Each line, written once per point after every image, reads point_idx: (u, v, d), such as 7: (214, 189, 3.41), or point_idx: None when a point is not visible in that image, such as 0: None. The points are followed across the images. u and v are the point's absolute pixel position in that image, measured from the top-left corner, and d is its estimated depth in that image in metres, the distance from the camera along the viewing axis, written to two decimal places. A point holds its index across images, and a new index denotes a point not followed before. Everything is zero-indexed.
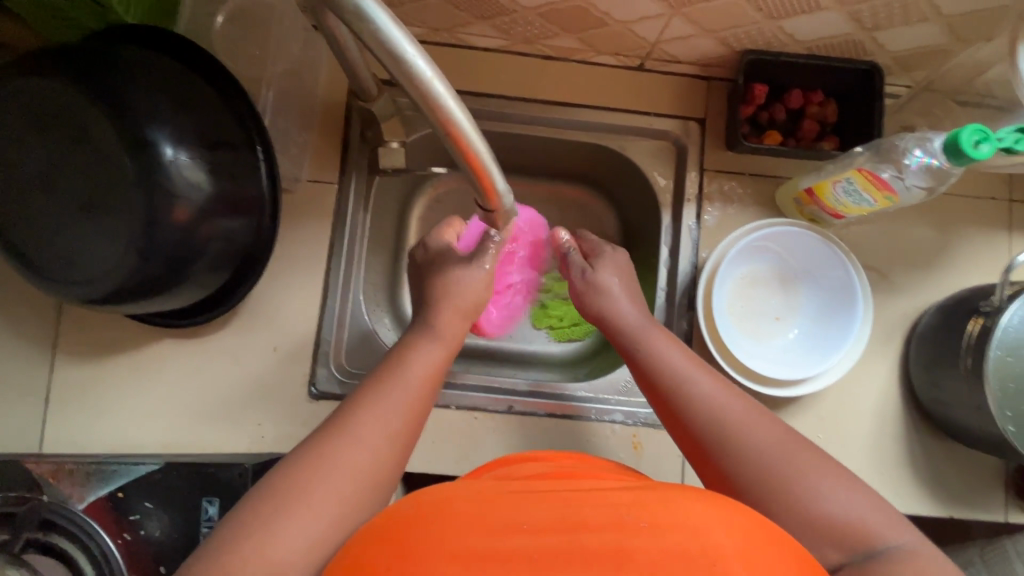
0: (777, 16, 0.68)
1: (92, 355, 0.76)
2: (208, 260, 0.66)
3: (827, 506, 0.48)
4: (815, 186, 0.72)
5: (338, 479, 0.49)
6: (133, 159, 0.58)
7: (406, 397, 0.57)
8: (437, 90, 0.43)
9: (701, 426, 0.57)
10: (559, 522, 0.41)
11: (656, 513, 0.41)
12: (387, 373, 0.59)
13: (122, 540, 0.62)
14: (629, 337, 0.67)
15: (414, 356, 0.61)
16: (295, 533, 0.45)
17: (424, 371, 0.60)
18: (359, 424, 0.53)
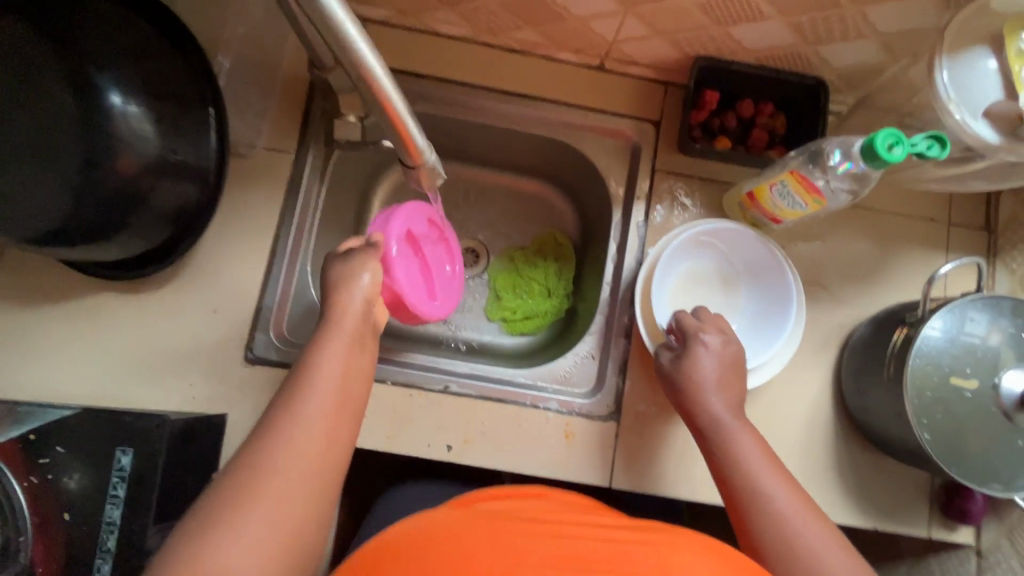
0: (725, 22, 0.71)
1: (30, 301, 0.76)
2: (148, 212, 0.67)
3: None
4: (755, 189, 0.74)
5: (284, 488, 0.50)
6: (78, 101, 0.59)
7: (327, 396, 0.58)
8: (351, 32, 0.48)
9: (738, 491, 0.60)
10: (561, 558, 0.44)
11: (661, 552, 0.45)
12: (304, 373, 0.59)
13: (29, 483, 0.61)
14: (690, 395, 0.68)
15: (327, 352, 0.61)
16: (241, 546, 0.46)
17: (341, 362, 0.61)
18: (287, 433, 0.53)
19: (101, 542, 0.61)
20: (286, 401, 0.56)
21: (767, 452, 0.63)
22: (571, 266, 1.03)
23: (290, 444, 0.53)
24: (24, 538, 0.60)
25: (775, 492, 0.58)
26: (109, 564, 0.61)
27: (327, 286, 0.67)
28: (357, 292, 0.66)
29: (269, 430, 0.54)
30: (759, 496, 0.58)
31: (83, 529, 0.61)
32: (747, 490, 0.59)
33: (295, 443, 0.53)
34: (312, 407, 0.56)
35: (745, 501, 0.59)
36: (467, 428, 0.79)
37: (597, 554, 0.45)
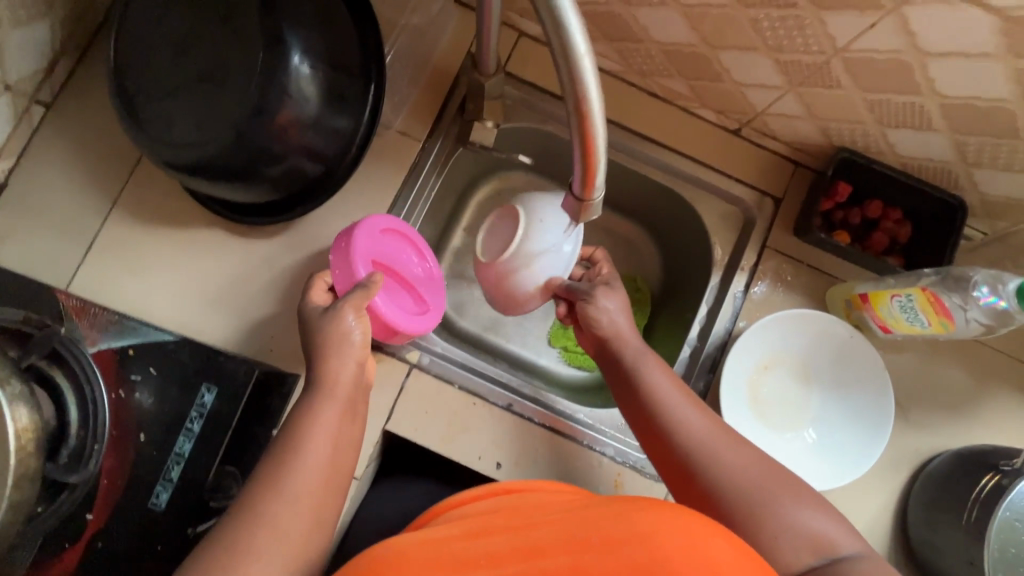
0: (887, 123, 0.70)
1: (146, 220, 0.78)
2: (288, 168, 0.69)
3: (799, 528, 0.52)
4: (872, 293, 0.72)
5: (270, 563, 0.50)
6: (265, 54, 0.62)
7: (316, 469, 0.55)
8: (579, 49, 0.40)
9: (684, 457, 0.59)
10: (516, 554, 0.50)
11: (606, 530, 0.49)
12: (291, 443, 0.56)
13: (116, 395, 0.63)
14: (627, 361, 0.67)
15: (315, 418, 0.58)
16: None
17: (330, 425, 0.58)
18: (269, 514, 0.52)
19: (166, 470, 0.63)
20: (271, 472, 0.54)
21: (702, 407, 0.63)
22: (646, 312, 0.96)
23: (274, 528, 0.51)
24: (99, 447, 0.61)
25: (727, 450, 0.58)
26: (167, 494, 0.63)
27: (315, 344, 0.62)
28: (337, 351, 0.61)
29: (252, 513, 0.52)
30: (721, 462, 0.57)
31: (152, 453, 0.63)
32: (708, 459, 0.58)
33: (278, 519, 0.52)
34: (308, 474, 0.55)
35: (700, 467, 0.58)
36: (520, 451, 0.79)
37: (552, 541, 0.50)
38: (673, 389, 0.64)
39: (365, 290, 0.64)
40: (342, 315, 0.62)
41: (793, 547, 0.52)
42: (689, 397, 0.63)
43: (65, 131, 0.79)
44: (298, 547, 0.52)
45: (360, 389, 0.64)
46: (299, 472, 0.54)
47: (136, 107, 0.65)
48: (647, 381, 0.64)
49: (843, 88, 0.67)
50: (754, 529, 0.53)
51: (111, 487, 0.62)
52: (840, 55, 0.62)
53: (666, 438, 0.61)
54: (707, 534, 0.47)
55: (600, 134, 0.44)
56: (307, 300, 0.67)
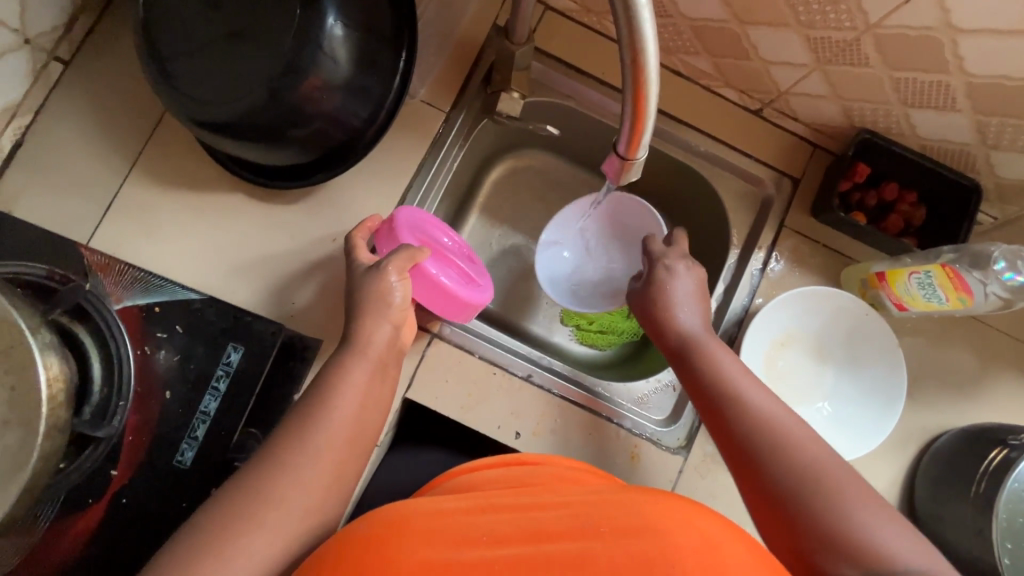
0: (911, 103, 0.71)
1: (167, 182, 0.77)
2: (315, 132, 0.69)
3: (856, 532, 0.50)
4: (889, 272, 0.74)
5: (293, 507, 0.52)
6: (301, 12, 0.61)
7: (342, 428, 0.57)
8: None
9: (743, 442, 0.60)
10: (521, 535, 0.50)
11: (616, 520, 0.49)
12: (315, 400, 0.58)
13: (140, 352, 0.63)
14: (692, 348, 0.68)
15: (350, 381, 0.59)
16: (256, 549, 0.49)
17: (360, 385, 0.60)
18: (290, 466, 0.53)
19: (191, 429, 0.63)
20: (301, 422, 0.56)
21: (772, 401, 0.62)
22: None
23: (298, 477, 0.53)
24: (124, 404, 0.61)
25: (794, 437, 0.58)
26: (193, 452, 0.62)
27: (355, 302, 0.64)
28: (376, 311, 0.63)
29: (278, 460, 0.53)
30: (782, 454, 0.57)
31: (178, 411, 0.63)
32: (766, 450, 0.58)
33: (301, 470, 0.53)
34: (336, 432, 0.56)
35: (762, 447, 0.58)
36: (539, 421, 0.79)
37: (557, 526, 0.50)
38: (744, 372, 0.64)
39: (407, 253, 0.66)
40: (385, 272, 0.64)
41: (849, 542, 0.50)
42: (761, 384, 0.64)
43: (85, 89, 0.77)
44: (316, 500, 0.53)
45: (393, 356, 0.65)
46: (325, 429, 0.55)
47: (166, 62, 0.64)
48: (713, 369, 0.66)
49: (871, 66, 0.68)
50: (806, 513, 0.53)
51: (136, 444, 0.61)
52: (872, 31, 0.63)
53: (730, 416, 0.62)
54: (722, 541, 0.48)
55: (654, 95, 0.44)
56: (352, 259, 0.69)
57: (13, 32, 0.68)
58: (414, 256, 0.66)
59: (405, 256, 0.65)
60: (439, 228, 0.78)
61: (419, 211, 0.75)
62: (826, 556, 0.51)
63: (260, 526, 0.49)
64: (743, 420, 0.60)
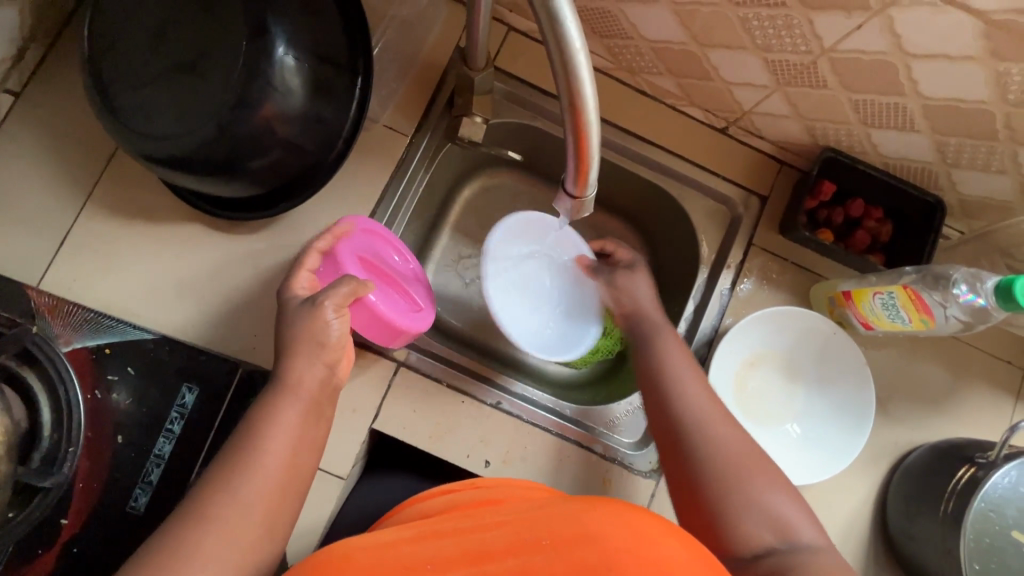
0: (871, 123, 0.71)
1: (123, 215, 0.76)
2: (269, 163, 0.67)
3: (764, 506, 0.57)
4: (854, 291, 0.74)
5: (224, 557, 0.49)
6: (247, 44, 0.60)
7: (273, 471, 0.54)
8: (573, 43, 0.39)
9: (678, 418, 0.64)
10: (461, 558, 0.49)
11: (553, 531, 0.49)
12: (248, 442, 0.55)
13: (91, 396, 0.61)
14: (647, 331, 0.73)
15: (278, 424, 0.56)
16: None
17: (292, 427, 0.57)
18: (220, 516, 0.50)
19: (144, 473, 0.61)
20: (222, 479, 0.52)
21: (707, 388, 0.67)
22: None
23: (221, 536, 0.49)
24: (74, 450, 0.59)
25: (719, 425, 0.63)
26: (146, 497, 0.61)
27: (288, 336, 0.61)
28: (302, 352, 0.60)
29: (202, 516, 0.50)
30: (709, 432, 0.62)
31: (131, 455, 0.61)
32: (697, 426, 0.63)
33: (219, 529, 0.49)
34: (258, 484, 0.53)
35: (688, 433, 0.63)
36: (509, 448, 0.78)
37: (499, 544, 0.50)
38: (684, 366, 0.69)
39: (350, 287, 0.62)
40: (322, 308, 0.61)
41: (758, 522, 0.56)
42: (695, 374, 0.69)
43: (35, 120, 0.75)
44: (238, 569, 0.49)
45: (331, 390, 0.62)
46: (255, 474, 0.53)
47: (111, 96, 0.62)
48: (661, 351, 0.70)
49: (829, 87, 0.67)
50: (721, 495, 0.58)
51: (87, 490, 0.60)
52: (827, 54, 0.63)
53: (666, 400, 0.66)
54: (656, 535, 0.49)
55: (594, 132, 0.43)
56: (286, 288, 0.65)
57: None
58: (357, 291, 0.62)
59: (345, 289, 0.62)
60: (385, 245, 0.76)
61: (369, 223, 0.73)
62: (735, 534, 0.56)
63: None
64: (676, 407, 0.65)
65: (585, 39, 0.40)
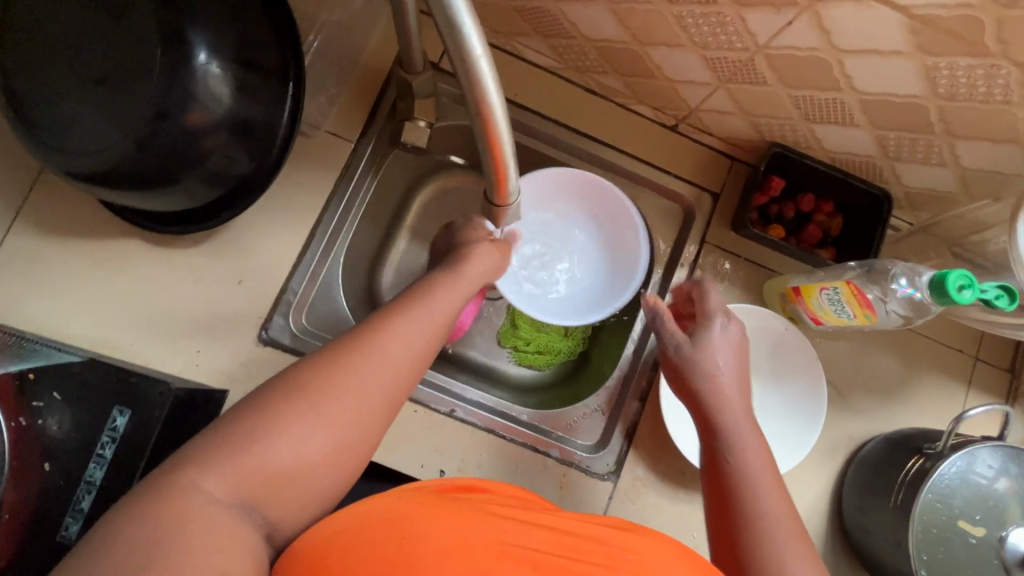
0: (813, 119, 0.71)
1: (54, 232, 0.73)
2: (200, 174, 0.65)
3: None
4: (803, 286, 0.74)
5: (371, 392, 0.48)
6: (165, 51, 0.58)
7: (429, 335, 0.55)
8: (473, 52, 0.39)
9: (743, 512, 0.55)
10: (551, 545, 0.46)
11: (632, 548, 0.48)
12: (412, 303, 0.56)
13: (15, 424, 0.58)
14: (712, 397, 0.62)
15: (426, 312, 0.56)
16: (309, 443, 0.45)
17: (440, 313, 0.57)
18: (372, 351, 0.50)
19: (75, 500, 0.59)
20: (376, 324, 0.53)
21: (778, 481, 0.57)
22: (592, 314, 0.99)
23: (374, 364, 0.50)
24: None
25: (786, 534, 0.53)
26: (78, 526, 0.58)
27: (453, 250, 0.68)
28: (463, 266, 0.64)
29: (354, 344, 0.50)
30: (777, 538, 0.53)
31: (60, 483, 0.59)
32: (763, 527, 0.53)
33: (358, 369, 0.49)
34: (412, 340, 0.53)
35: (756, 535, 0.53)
36: (463, 457, 0.77)
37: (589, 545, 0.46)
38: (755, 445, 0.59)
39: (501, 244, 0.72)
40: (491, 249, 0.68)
41: None
42: (787, 503, 0.56)
43: None
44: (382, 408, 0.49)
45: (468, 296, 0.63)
46: (415, 328, 0.54)
47: (26, 111, 0.59)
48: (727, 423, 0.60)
49: (768, 84, 0.67)
50: None
51: (14, 522, 0.57)
52: (763, 51, 0.62)
53: (730, 485, 0.57)
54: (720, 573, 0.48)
55: (506, 140, 0.43)
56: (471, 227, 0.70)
57: None
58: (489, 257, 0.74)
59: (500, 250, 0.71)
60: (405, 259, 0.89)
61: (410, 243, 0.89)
62: None
63: (327, 408, 0.46)
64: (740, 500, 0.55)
65: (487, 46, 0.39)
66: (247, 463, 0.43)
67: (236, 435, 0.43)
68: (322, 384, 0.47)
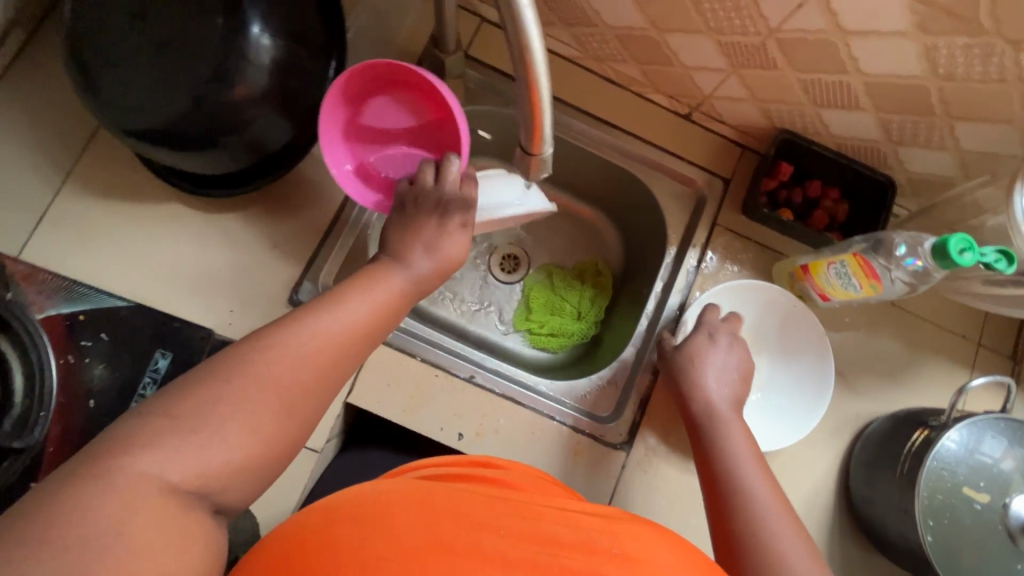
0: (821, 103, 0.75)
1: (102, 194, 0.77)
2: (243, 139, 0.69)
3: None
4: (811, 263, 0.78)
5: (277, 378, 0.48)
6: (224, 21, 0.63)
7: (354, 322, 0.55)
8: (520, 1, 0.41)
9: (735, 509, 0.61)
10: (528, 538, 0.48)
11: (623, 543, 0.48)
12: (336, 293, 0.57)
13: (65, 361, 0.62)
14: (702, 413, 0.72)
15: (369, 295, 0.58)
16: (222, 447, 0.44)
17: (385, 299, 0.59)
18: (281, 345, 0.50)
19: None
20: (289, 320, 0.52)
21: (769, 480, 0.63)
22: (604, 296, 1.03)
23: (285, 355, 0.50)
24: (45, 414, 0.60)
25: (778, 525, 0.58)
26: None
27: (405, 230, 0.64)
28: (422, 243, 0.63)
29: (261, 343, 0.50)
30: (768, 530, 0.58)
31: (104, 420, 0.62)
32: (755, 521, 0.59)
33: (290, 353, 0.50)
34: (331, 326, 0.53)
35: (749, 529, 0.59)
36: (482, 422, 0.80)
37: (570, 538, 0.48)
38: (746, 452, 0.66)
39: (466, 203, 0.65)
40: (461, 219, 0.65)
41: None
42: (778, 500, 0.61)
43: (18, 102, 0.77)
44: (300, 393, 0.49)
45: (425, 290, 0.65)
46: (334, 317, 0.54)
47: (91, 72, 0.64)
48: (721, 434, 0.69)
49: (779, 68, 0.72)
50: None
51: (59, 454, 0.60)
52: (774, 35, 0.67)
53: (724, 488, 0.63)
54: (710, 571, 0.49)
55: (544, 88, 0.46)
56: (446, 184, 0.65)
57: None
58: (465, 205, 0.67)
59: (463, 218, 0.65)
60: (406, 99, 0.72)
61: (417, 102, 0.72)
62: None
63: (232, 405, 0.45)
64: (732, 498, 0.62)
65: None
66: (192, 451, 0.43)
67: (152, 437, 0.42)
68: (227, 374, 0.47)
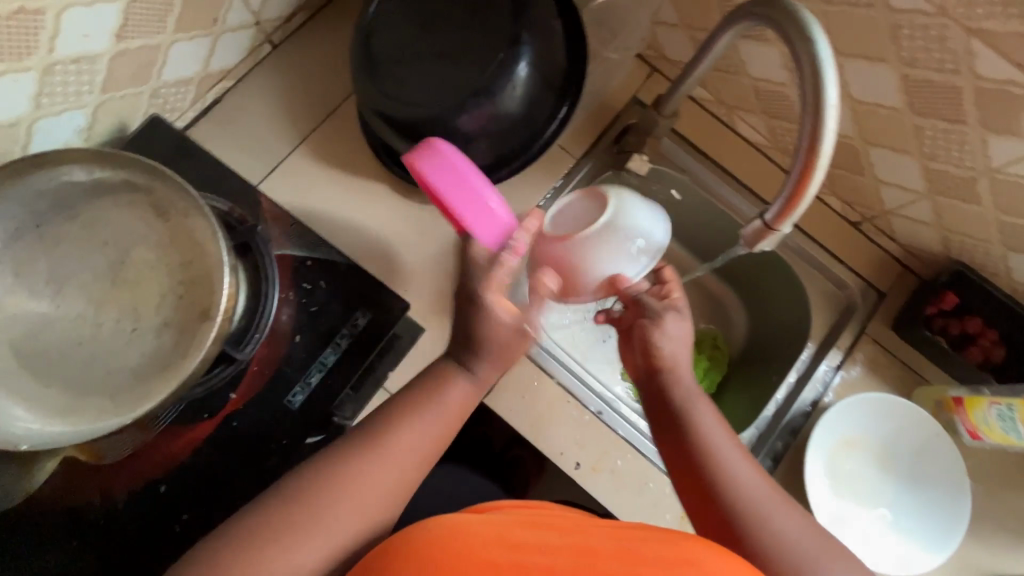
0: (1012, 246, 0.77)
1: (325, 160, 0.87)
2: (469, 148, 0.77)
3: None
4: (969, 397, 0.81)
5: (341, 511, 0.54)
6: (502, 54, 0.72)
7: (407, 448, 0.58)
8: (829, 99, 0.50)
9: (730, 498, 0.59)
10: (570, 550, 0.53)
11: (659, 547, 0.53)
12: (390, 417, 0.59)
13: (286, 295, 0.72)
14: (677, 401, 0.66)
15: (428, 415, 0.60)
16: (308, 554, 0.52)
17: (435, 424, 0.60)
18: (349, 476, 0.55)
19: (308, 374, 0.70)
20: (351, 448, 0.57)
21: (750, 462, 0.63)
22: (720, 370, 1.04)
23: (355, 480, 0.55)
24: (258, 337, 0.67)
25: (776, 511, 0.58)
26: (303, 395, 0.69)
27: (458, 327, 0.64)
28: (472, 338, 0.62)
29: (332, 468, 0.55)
30: (767, 517, 0.58)
31: (302, 355, 0.70)
32: (755, 510, 0.58)
33: (354, 485, 0.55)
34: (385, 460, 0.57)
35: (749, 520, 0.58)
36: (600, 457, 0.82)
37: (604, 547, 0.53)
38: (723, 436, 0.64)
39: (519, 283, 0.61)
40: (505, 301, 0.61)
41: None
42: (765, 483, 0.61)
43: (282, 68, 0.89)
44: (368, 516, 0.55)
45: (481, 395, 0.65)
46: (395, 440, 0.58)
47: (377, 63, 0.76)
48: (697, 421, 0.65)
49: (981, 205, 0.75)
50: None
51: (259, 373, 0.69)
52: (990, 174, 0.71)
53: (713, 481, 0.61)
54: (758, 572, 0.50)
55: (819, 174, 0.52)
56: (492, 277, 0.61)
57: (250, 12, 0.82)
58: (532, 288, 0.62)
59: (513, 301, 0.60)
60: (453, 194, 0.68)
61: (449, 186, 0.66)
62: None
63: (307, 532, 0.52)
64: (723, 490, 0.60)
65: (838, 98, 0.51)
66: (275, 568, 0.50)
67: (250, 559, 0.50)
68: (304, 501, 0.53)
